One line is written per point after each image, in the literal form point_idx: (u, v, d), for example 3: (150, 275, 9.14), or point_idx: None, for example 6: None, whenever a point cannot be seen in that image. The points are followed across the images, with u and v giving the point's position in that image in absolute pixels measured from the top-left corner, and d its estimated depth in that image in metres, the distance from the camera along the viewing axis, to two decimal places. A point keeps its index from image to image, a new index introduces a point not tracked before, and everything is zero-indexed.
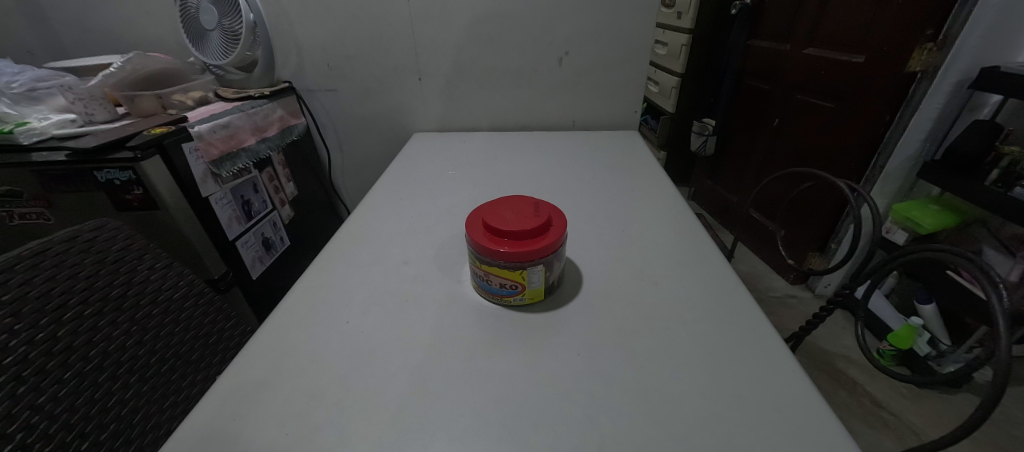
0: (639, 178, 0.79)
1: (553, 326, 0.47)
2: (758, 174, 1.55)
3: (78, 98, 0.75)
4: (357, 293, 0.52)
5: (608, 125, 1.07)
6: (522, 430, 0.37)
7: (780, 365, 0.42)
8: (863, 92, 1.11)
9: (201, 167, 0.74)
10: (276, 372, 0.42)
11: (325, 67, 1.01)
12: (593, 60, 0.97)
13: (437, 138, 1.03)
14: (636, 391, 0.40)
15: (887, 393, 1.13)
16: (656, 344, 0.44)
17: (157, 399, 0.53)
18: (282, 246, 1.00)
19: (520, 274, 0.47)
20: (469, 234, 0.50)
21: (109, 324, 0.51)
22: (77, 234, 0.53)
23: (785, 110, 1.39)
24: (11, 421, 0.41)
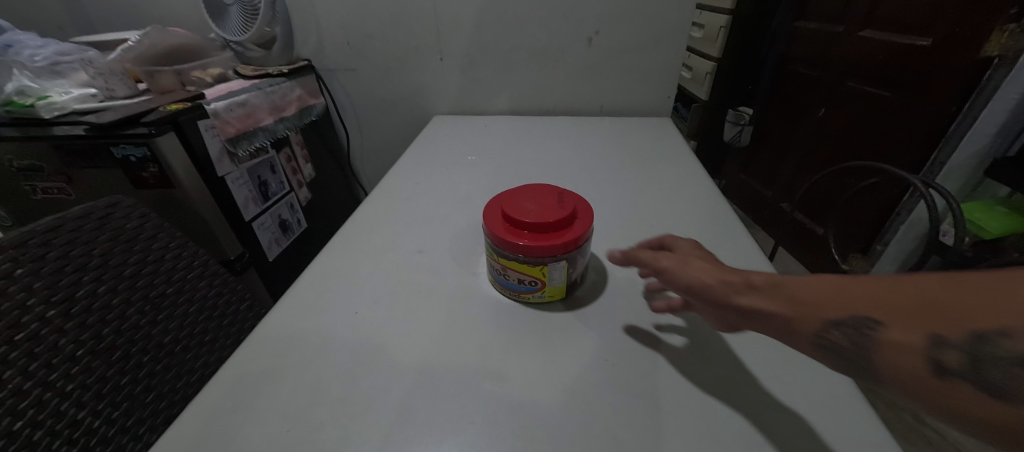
0: (671, 170, 0.73)
1: (573, 327, 0.44)
2: (797, 169, 1.44)
3: (99, 73, 0.74)
4: (369, 282, 0.50)
5: (638, 111, 1.01)
6: (538, 445, 0.33)
7: (831, 384, 0.37)
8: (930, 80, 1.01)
9: (217, 145, 0.73)
10: (281, 362, 0.40)
11: (345, 46, 0.98)
12: (626, 40, 0.91)
13: (457, 122, 0.99)
14: (666, 406, 0.36)
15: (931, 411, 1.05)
16: (690, 355, 0.40)
17: (170, 379, 0.52)
18: (299, 228, 0.99)
19: (541, 269, 0.43)
20: (487, 224, 0.46)
21: (122, 302, 0.50)
22: (90, 211, 0.52)
23: (833, 99, 1.28)
24: (22, 398, 0.39)
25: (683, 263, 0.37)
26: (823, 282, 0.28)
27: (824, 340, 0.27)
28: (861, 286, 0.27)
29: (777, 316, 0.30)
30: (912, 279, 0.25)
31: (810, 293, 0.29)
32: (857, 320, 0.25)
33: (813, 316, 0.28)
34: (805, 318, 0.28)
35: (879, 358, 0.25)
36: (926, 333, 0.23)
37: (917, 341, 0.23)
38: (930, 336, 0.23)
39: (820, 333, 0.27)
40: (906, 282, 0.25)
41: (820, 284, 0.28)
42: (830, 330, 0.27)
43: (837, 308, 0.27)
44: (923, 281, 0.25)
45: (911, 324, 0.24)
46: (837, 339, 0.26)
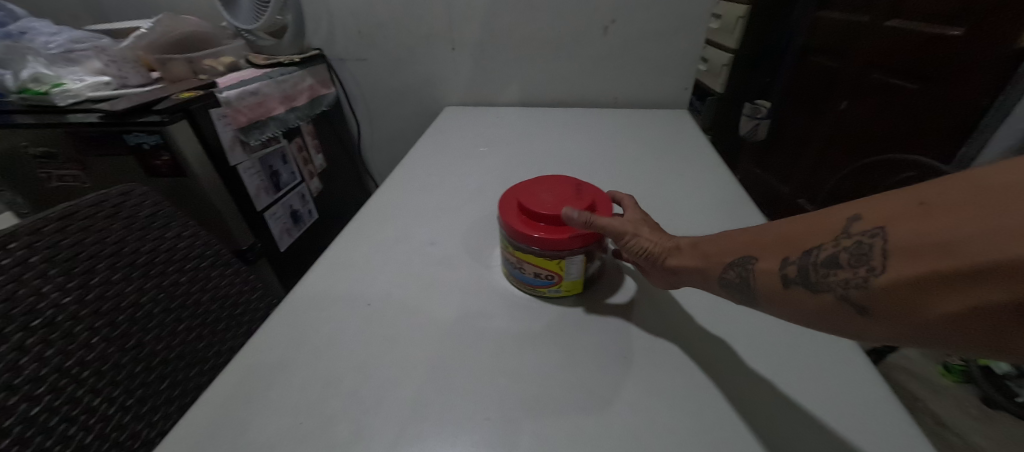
0: (688, 162, 0.72)
1: (591, 323, 0.43)
2: (814, 164, 1.41)
3: (112, 60, 0.74)
4: (382, 273, 0.49)
5: (653, 103, 0.99)
6: (556, 443, 0.33)
7: (860, 387, 0.35)
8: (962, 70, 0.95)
9: (229, 134, 0.72)
10: (294, 353, 0.40)
11: (356, 35, 0.97)
12: (643, 29, 0.89)
13: (469, 113, 0.98)
14: (687, 406, 0.35)
15: (951, 412, 0.99)
16: (713, 354, 0.39)
17: (184, 367, 0.51)
18: (311, 218, 0.99)
19: (558, 263, 0.43)
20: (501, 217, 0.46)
21: (136, 290, 0.50)
22: (103, 199, 0.51)
23: (856, 92, 1.24)
24: (39, 383, 0.39)
25: (627, 235, 0.43)
26: (720, 240, 0.38)
27: (723, 279, 0.36)
28: (746, 237, 0.36)
29: (696, 266, 0.39)
30: (778, 226, 0.35)
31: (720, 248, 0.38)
32: (740, 259, 0.35)
33: (713, 264, 0.38)
34: (710, 267, 0.38)
35: (754, 283, 0.34)
36: (780, 257, 0.33)
37: (774, 264, 0.33)
38: (783, 259, 0.32)
39: (721, 275, 0.37)
40: (773, 229, 0.35)
41: (720, 241, 0.38)
42: (724, 271, 0.36)
43: (729, 255, 0.36)
44: (784, 226, 0.34)
45: (771, 253, 0.33)
46: (729, 276, 0.36)
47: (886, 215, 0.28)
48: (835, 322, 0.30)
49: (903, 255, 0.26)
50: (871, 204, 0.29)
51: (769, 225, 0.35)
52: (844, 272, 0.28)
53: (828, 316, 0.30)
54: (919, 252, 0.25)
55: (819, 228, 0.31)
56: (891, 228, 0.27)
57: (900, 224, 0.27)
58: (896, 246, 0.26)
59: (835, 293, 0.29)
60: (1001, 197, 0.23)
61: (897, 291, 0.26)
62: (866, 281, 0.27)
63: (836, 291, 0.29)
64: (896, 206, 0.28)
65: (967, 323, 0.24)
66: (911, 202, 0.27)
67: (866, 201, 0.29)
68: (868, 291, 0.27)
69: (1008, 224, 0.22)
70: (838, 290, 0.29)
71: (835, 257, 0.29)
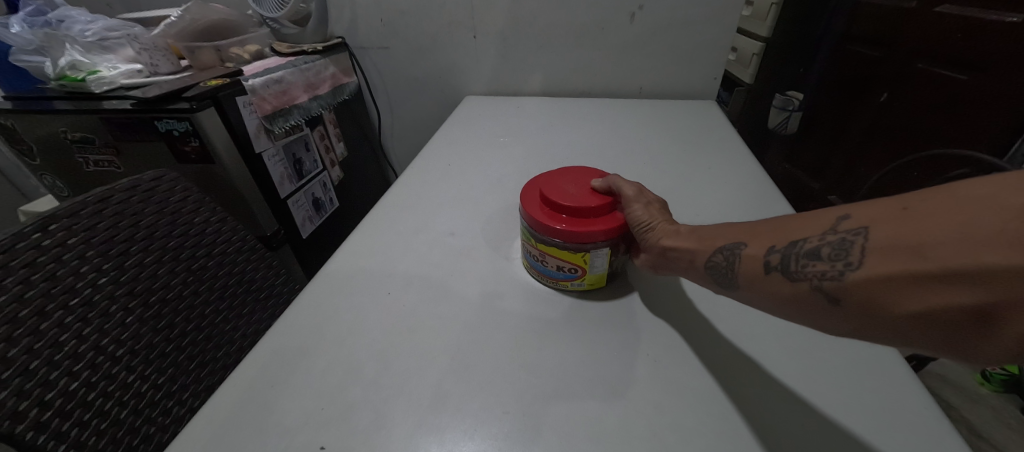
0: (717, 156, 0.69)
1: (612, 319, 0.42)
2: (847, 159, 1.35)
3: (143, 48, 0.76)
4: (401, 263, 0.49)
5: (680, 93, 0.96)
6: (576, 439, 0.32)
7: (896, 395, 0.34)
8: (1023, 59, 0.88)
9: (254, 121, 0.73)
10: (316, 339, 0.40)
11: (379, 23, 0.96)
12: (671, 16, 0.86)
13: (489, 102, 0.97)
14: (712, 407, 0.34)
15: (988, 422, 0.95)
16: (739, 353, 0.38)
17: (210, 348, 0.53)
18: (332, 206, 1.00)
19: (582, 256, 0.42)
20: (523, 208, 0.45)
21: (167, 272, 0.51)
22: (137, 184, 0.53)
23: (897, 82, 1.17)
24: (78, 360, 0.41)
25: (636, 204, 0.42)
26: (714, 227, 0.37)
27: (708, 263, 0.35)
28: (737, 225, 0.36)
29: (684, 250, 0.38)
30: (768, 219, 0.34)
31: (712, 233, 0.37)
32: (727, 244, 0.34)
33: (703, 246, 0.36)
34: (698, 249, 0.37)
35: (737, 266, 0.33)
36: (767, 245, 0.32)
37: (759, 251, 0.32)
38: (768, 247, 0.32)
39: (706, 259, 0.36)
40: (763, 221, 0.34)
41: (712, 228, 0.38)
42: (711, 255, 0.35)
43: (719, 239, 0.35)
44: (774, 218, 0.34)
45: (758, 241, 0.32)
46: (715, 260, 0.35)
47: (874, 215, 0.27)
48: (803, 313, 0.30)
49: (883, 252, 0.25)
50: (860, 205, 0.29)
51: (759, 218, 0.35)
52: (822, 264, 0.28)
53: (799, 306, 0.30)
54: (899, 250, 0.25)
55: (809, 222, 0.31)
56: (876, 227, 0.26)
57: (886, 224, 0.26)
58: (876, 242, 0.26)
59: (810, 283, 0.28)
60: (982, 206, 0.23)
61: (873, 285, 0.25)
62: (841, 274, 0.27)
63: (811, 281, 0.28)
64: (883, 207, 0.27)
65: (928, 322, 0.24)
66: (896, 205, 0.27)
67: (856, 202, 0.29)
68: (842, 283, 0.27)
69: (984, 227, 0.22)
70: (812, 280, 0.28)
71: (817, 250, 0.29)
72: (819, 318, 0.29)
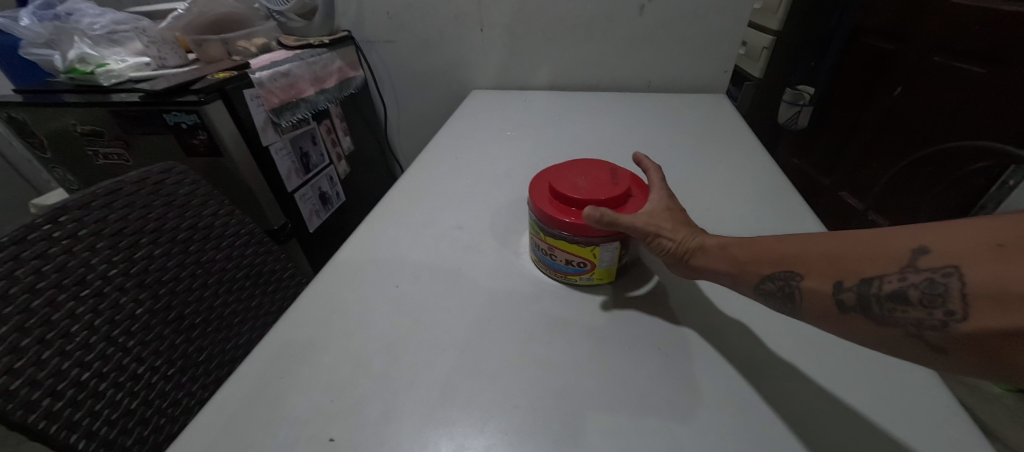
0: (728, 150, 0.69)
1: (622, 314, 0.41)
2: (859, 155, 1.32)
3: (151, 41, 0.77)
4: (409, 257, 0.49)
5: (688, 87, 0.95)
6: (587, 433, 0.32)
7: (916, 394, 0.33)
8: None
9: (262, 115, 0.73)
10: (325, 331, 0.40)
11: (385, 17, 0.96)
12: (681, 8, 0.85)
13: (496, 96, 0.96)
14: (727, 404, 0.33)
15: (999, 421, 0.93)
16: (753, 349, 0.38)
17: (219, 340, 0.53)
18: (339, 201, 1.00)
19: (592, 250, 0.42)
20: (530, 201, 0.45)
21: (177, 265, 0.51)
22: (146, 176, 0.53)
23: (911, 76, 1.14)
24: (89, 350, 0.41)
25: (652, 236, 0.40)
26: (752, 245, 0.36)
27: (762, 290, 0.34)
28: (781, 244, 0.34)
29: (722, 269, 0.37)
30: (818, 236, 0.32)
31: (749, 253, 0.35)
32: (781, 273, 0.33)
33: (748, 271, 0.35)
34: (745, 274, 0.36)
35: (800, 302, 0.31)
36: (831, 279, 0.30)
37: (823, 285, 0.30)
38: (834, 282, 0.30)
39: (757, 284, 0.35)
40: (815, 242, 0.32)
41: (750, 245, 0.36)
42: (764, 283, 0.34)
43: (766, 266, 0.34)
44: (829, 237, 0.32)
45: (821, 273, 0.30)
46: (769, 288, 0.34)
47: (962, 250, 0.25)
48: (896, 351, 0.28)
49: (989, 303, 0.23)
50: (938, 233, 0.27)
51: (807, 233, 0.33)
52: (915, 311, 0.26)
53: (891, 346, 0.29)
54: (1009, 301, 0.23)
55: (874, 250, 0.29)
56: (969, 267, 0.25)
57: (978, 262, 0.24)
58: (975, 288, 0.24)
59: (904, 330, 0.27)
60: None
61: (987, 338, 0.24)
62: (945, 325, 0.25)
63: (907, 329, 0.27)
64: (970, 240, 0.25)
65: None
66: (986, 238, 0.25)
67: (933, 229, 0.27)
68: (946, 334, 0.25)
69: None
70: (909, 328, 0.27)
71: (903, 292, 0.27)
72: (917, 360, 0.28)
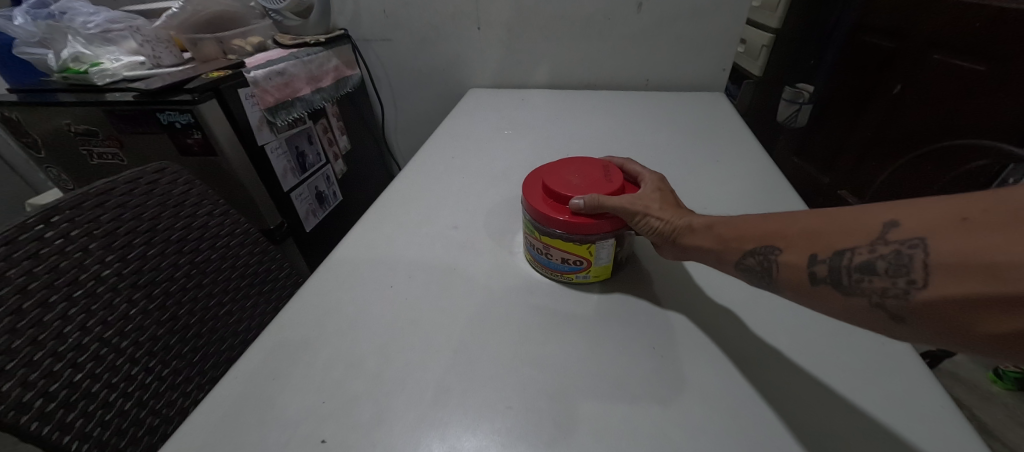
0: (725, 149, 0.68)
1: (617, 314, 0.41)
2: (858, 153, 1.32)
3: (146, 41, 0.75)
4: (404, 256, 0.49)
5: (687, 85, 0.94)
6: (580, 434, 0.32)
7: (914, 394, 0.33)
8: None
9: (256, 114, 0.73)
10: (318, 332, 0.40)
11: (381, 15, 0.95)
12: (679, 5, 0.84)
13: (493, 95, 0.96)
14: (720, 404, 0.33)
15: (999, 421, 0.93)
16: (747, 348, 0.37)
17: (213, 340, 0.53)
18: (336, 200, 1.00)
19: (587, 248, 0.41)
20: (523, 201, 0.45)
21: (170, 265, 0.51)
22: (139, 176, 0.52)
23: (911, 74, 1.14)
24: (81, 351, 0.41)
25: (638, 215, 0.40)
26: (735, 223, 0.36)
27: (740, 265, 0.35)
28: (766, 221, 0.34)
29: (707, 248, 0.38)
30: (801, 213, 0.33)
31: (733, 232, 0.36)
32: (760, 247, 0.33)
33: (730, 248, 0.36)
34: (726, 250, 0.36)
35: (774, 273, 0.32)
36: (807, 253, 0.30)
37: (798, 259, 0.31)
38: (810, 256, 0.30)
39: (738, 260, 0.35)
40: (797, 218, 0.32)
41: (735, 224, 0.36)
42: (744, 257, 0.34)
43: (748, 241, 0.34)
44: (808, 212, 0.32)
45: (797, 246, 0.31)
46: (748, 262, 0.34)
47: (932, 223, 0.25)
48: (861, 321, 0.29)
49: (953, 272, 0.23)
50: (911, 209, 0.27)
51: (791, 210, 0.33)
52: (880, 280, 0.27)
53: (854, 317, 0.29)
54: (969, 271, 0.23)
55: (849, 224, 0.29)
56: (936, 239, 0.25)
57: (946, 235, 0.25)
58: (938, 259, 0.24)
59: (868, 299, 0.27)
60: None
61: (946, 306, 0.24)
62: (907, 293, 0.25)
63: (870, 298, 0.27)
64: (943, 214, 0.25)
65: (1013, 347, 0.22)
66: (956, 212, 0.25)
67: (904, 205, 0.27)
68: (907, 303, 0.25)
69: None
70: (872, 297, 0.27)
71: (871, 263, 0.27)
72: (877, 329, 0.28)
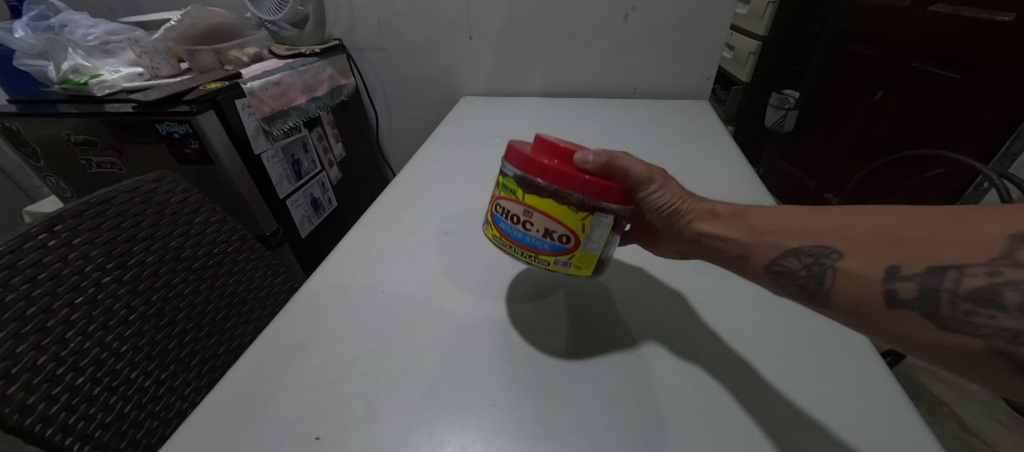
0: (707, 155, 0.70)
1: (598, 316, 0.43)
2: (843, 157, 1.34)
3: (144, 52, 0.77)
4: (395, 261, 0.50)
5: (674, 93, 0.97)
6: (560, 429, 0.33)
7: (875, 390, 0.35)
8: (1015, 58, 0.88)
9: (253, 123, 0.75)
10: (312, 335, 0.41)
11: (375, 25, 0.97)
12: (665, 16, 0.87)
13: (485, 102, 0.98)
14: (695, 402, 0.35)
15: (979, 418, 0.96)
16: (721, 348, 0.40)
17: (211, 345, 0.54)
18: (331, 206, 1.02)
19: (582, 219, 0.36)
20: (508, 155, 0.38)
21: (168, 271, 0.53)
22: (138, 185, 0.54)
23: (892, 80, 1.17)
24: (83, 356, 0.42)
25: (654, 185, 0.40)
26: (775, 217, 0.37)
27: (780, 263, 0.35)
28: (823, 220, 0.34)
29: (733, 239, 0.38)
30: (868, 213, 0.32)
31: (769, 226, 0.37)
32: (822, 250, 0.33)
33: (763, 245, 0.36)
34: (757, 245, 0.36)
35: (836, 282, 0.31)
36: (887, 267, 0.29)
37: (877, 274, 0.30)
38: (889, 271, 0.29)
39: (778, 259, 0.35)
40: (867, 221, 0.32)
41: (772, 218, 0.37)
42: (793, 257, 0.34)
43: (804, 241, 0.34)
44: (865, 211, 0.32)
45: (869, 259, 0.30)
46: (796, 262, 0.34)
47: None
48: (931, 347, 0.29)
49: None
50: None
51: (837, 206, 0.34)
52: (1008, 320, 0.25)
53: (951, 353, 0.28)
54: None
55: (949, 241, 0.28)
56: None
57: None
58: None
59: (986, 341, 0.26)
60: None
61: None
62: None
63: (990, 340, 0.26)
64: None
65: None
66: None
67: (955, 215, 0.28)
68: None
69: None
70: (992, 339, 0.26)
71: (992, 296, 0.26)
72: (979, 370, 0.27)
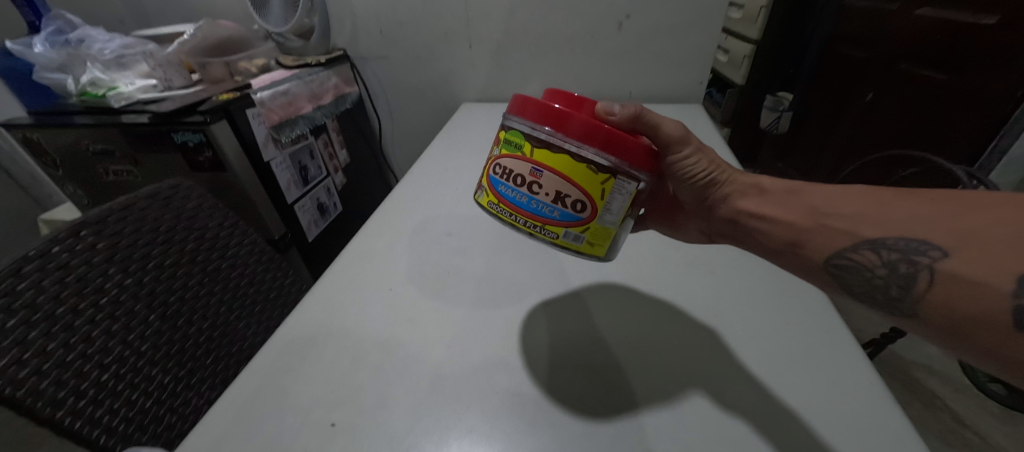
0: None
1: (592, 311, 0.46)
2: (836, 157, 1.37)
3: (158, 65, 0.80)
4: (400, 262, 0.53)
5: (669, 97, 1.00)
6: (556, 414, 0.36)
7: (855, 375, 0.37)
8: (999, 59, 0.90)
9: (263, 131, 0.78)
10: (325, 330, 0.44)
11: (378, 35, 1.01)
12: (657, 24, 0.90)
13: (484, 108, 1.01)
14: (684, 389, 0.38)
15: (972, 411, 0.97)
16: (710, 340, 0.42)
17: (225, 344, 0.57)
18: (336, 210, 1.05)
19: (604, 183, 0.38)
20: (521, 114, 0.40)
21: (184, 274, 0.55)
22: (156, 192, 0.57)
23: (881, 82, 1.20)
24: (107, 353, 0.45)
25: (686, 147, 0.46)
26: (840, 199, 0.38)
27: (853, 252, 0.35)
28: (908, 212, 0.33)
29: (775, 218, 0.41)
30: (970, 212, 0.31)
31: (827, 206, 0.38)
32: (929, 247, 0.31)
33: (813, 230, 0.38)
34: (813, 228, 0.38)
35: (941, 284, 0.30)
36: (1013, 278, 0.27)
37: (1001, 284, 0.27)
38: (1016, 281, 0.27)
39: (853, 249, 0.35)
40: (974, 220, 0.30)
41: (834, 201, 0.38)
42: (875, 248, 0.34)
43: (898, 234, 0.33)
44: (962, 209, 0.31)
45: (976, 260, 0.29)
46: (882, 256, 0.33)
47: None
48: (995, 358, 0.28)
49: None
50: None
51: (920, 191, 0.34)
52: None
53: None
54: None
55: None
56: None
57: None
58: None
59: None
60: None
61: None
62: None
63: None
64: None
65: None
66: None
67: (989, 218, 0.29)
68: None
69: None
70: None
71: None
72: None
